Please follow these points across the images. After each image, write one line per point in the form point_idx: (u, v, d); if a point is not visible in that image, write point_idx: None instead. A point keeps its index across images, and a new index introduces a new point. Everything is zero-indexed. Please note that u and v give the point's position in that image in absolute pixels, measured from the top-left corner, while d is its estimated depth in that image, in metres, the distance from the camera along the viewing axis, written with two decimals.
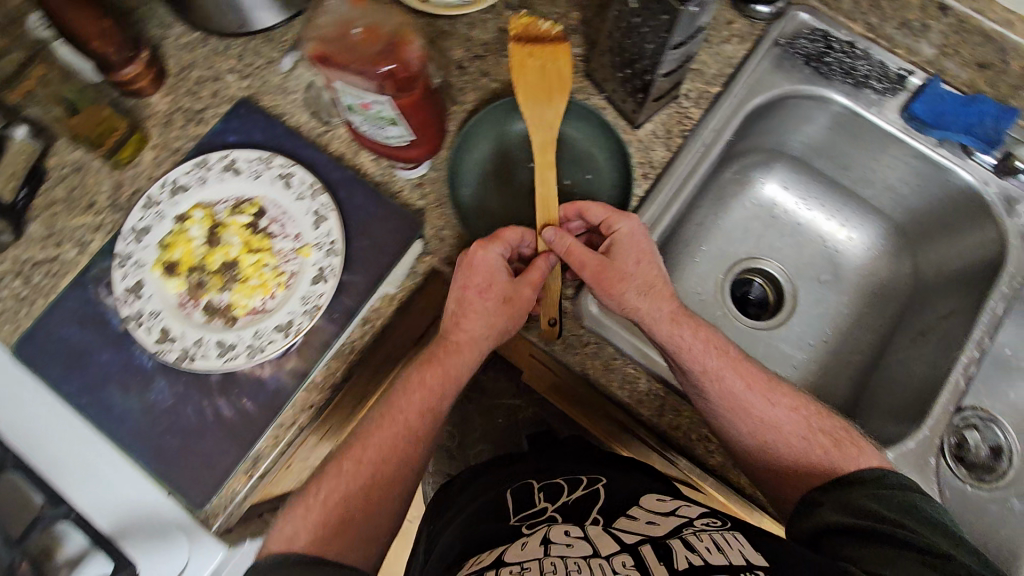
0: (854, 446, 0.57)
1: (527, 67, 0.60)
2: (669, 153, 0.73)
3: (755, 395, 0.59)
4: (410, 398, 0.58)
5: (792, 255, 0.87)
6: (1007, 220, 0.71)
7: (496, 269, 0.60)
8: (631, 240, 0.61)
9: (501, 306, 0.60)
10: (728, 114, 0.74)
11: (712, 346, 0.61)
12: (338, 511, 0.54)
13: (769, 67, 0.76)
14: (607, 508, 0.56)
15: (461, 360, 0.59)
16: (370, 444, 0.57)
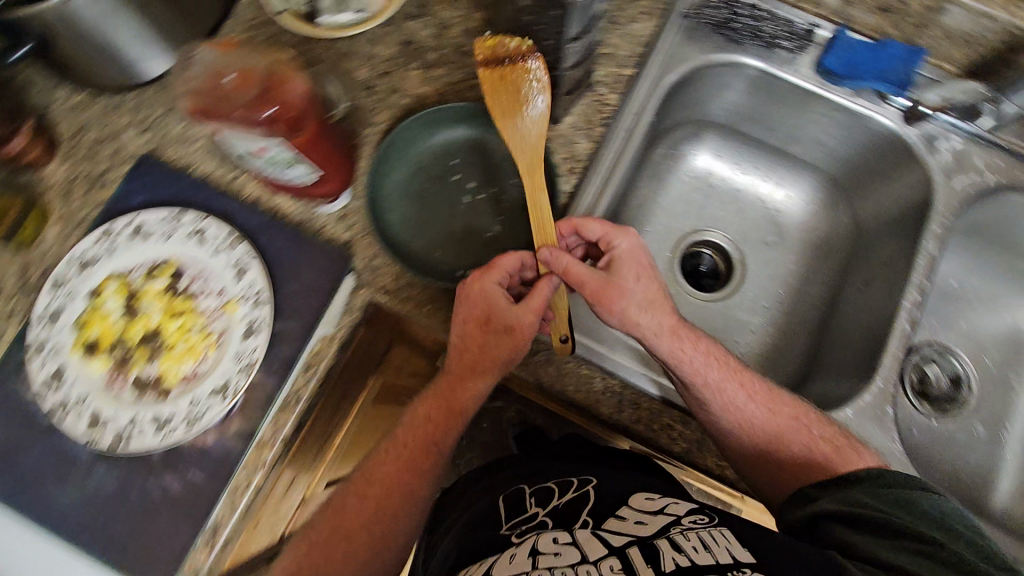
0: (856, 451, 0.56)
1: (501, 89, 0.59)
2: (593, 143, 0.71)
3: (757, 405, 0.59)
4: (414, 429, 0.60)
5: (735, 222, 0.87)
6: (930, 158, 0.72)
7: (500, 298, 0.58)
8: (630, 256, 0.61)
9: (503, 338, 0.57)
10: (647, 94, 0.72)
11: (712, 358, 0.60)
12: (342, 545, 0.57)
13: (679, 41, 0.75)
14: (598, 511, 0.54)
15: (468, 392, 0.59)
16: (374, 480, 0.59)
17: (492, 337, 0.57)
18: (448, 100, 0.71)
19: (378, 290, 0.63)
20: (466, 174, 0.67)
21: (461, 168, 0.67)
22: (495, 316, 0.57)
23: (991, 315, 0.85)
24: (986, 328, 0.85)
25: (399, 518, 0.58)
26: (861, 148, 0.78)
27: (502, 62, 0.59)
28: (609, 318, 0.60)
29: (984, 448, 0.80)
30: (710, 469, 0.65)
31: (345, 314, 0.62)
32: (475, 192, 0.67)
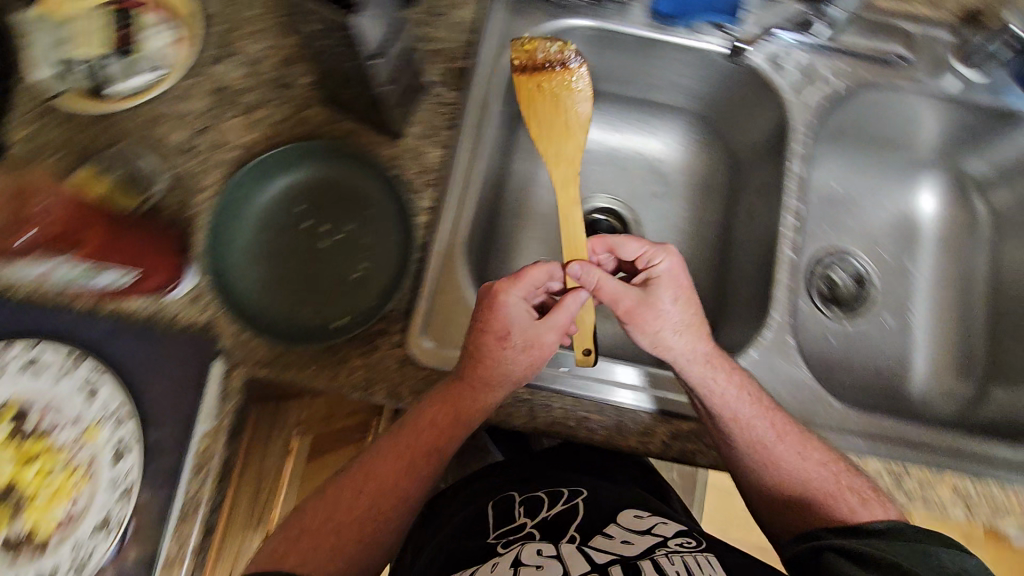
0: (881, 506, 0.55)
1: (536, 98, 0.65)
2: (443, 149, 0.67)
3: (786, 445, 0.58)
4: (419, 429, 0.57)
5: (618, 183, 0.86)
6: (778, 78, 0.72)
7: (522, 312, 0.58)
8: (667, 279, 0.61)
9: (524, 350, 0.57)
10: (487, 85, 0.69)
11: (746, 392, 0.59)
12: (330, 534, 0.55)
13: (506, 19, 0.71)
14: (586, 525, 0.58)
15: (476, 400, 0.57)
16: (372, 475, 0.57)
17: (508, 351, 0.57)
18: (279, 142, 0.65)
19: (254, 365, 0.58)
20: (316, 219, 0.63)
21: (309, 214, 0.63)
22: (516, 327, 0.57)
23: (873, 208, 0.87)
24: (874, 223, 0.86)
25: (395, 513, 0.57)
26: (716, 83, 0.78)
27: (534, 71, 0.64)
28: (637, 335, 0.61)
29: (895, 337, 0.81)
30: (634, 449, 0.62)
31: (222, 402, 0.58)
32: (329, 235, 0.63)
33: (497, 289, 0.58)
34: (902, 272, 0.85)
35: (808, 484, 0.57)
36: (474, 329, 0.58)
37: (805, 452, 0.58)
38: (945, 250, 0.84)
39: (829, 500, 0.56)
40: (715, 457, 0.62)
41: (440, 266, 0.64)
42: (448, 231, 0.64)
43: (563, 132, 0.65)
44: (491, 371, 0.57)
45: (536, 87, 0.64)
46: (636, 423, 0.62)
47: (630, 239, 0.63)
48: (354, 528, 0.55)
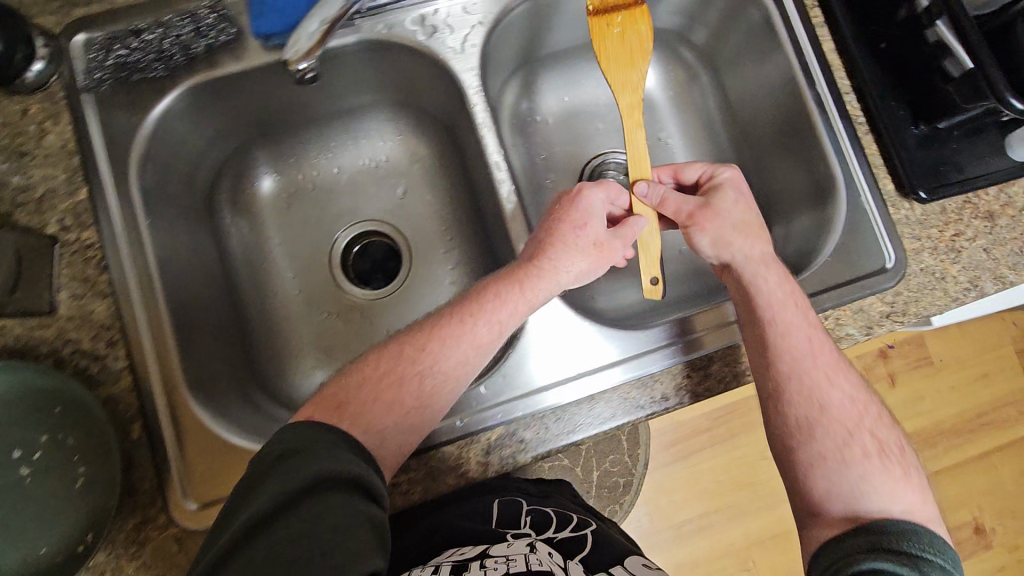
0: (904, 466, 0.54)
1: (607, 35, 0.63)
2: (108, 298, 0.58)
3: (827, 367, 0.57)
4: (485, 294, 0.57)
5: (359, 204, 0.79)
6: (429, 43, 0.64)
7: (598, 212, 0.61)
8: (730, 189, 0.64)
9: (590, 247, 0.60)
10: (118, 207, 0.60)
11: (796, 302, 0.58)
12: (387, 390, 0.52)
13: (105, 121, 0.60)
14: (593, 550, 0.60)
15: (547, 278, 0.57)
16: (432, 332, 0.54)
17: (572, 237, 0.59)
18: None
19: None
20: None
21: None
22: (589, 219, 0.61)
23: (606, 102, 0.82)
24: (613, 114, 0.82)
25: (447, 394, 0.53)
26: (378, 69, 0.70)
27: (607, 10, 0.63)
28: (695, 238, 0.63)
29: None
30: (456, 485, 0.58)
31: None
32: (25, 457, 0.52)
33: (582, 186, 0.62)
34: (662, 147, 0.81)
35: (829, 410, 0.55)
36: (553, 218, 0.61)
37: (840, 381, 0.56)
38: (683, 108, 0.81)
39: (844, 436, 0.54)
40: (535, 451, 0.58)
41: (172, 420, 0.57)
42: (157, 380, 0.57)
43: (631, 64, 0.63)
44: (558, 257, 0.58)
45: (613, 31, 0.63)
46: (444, 461, 0.57)
47: (690, 164, 0.66)
48: (410, 391, 0.52)
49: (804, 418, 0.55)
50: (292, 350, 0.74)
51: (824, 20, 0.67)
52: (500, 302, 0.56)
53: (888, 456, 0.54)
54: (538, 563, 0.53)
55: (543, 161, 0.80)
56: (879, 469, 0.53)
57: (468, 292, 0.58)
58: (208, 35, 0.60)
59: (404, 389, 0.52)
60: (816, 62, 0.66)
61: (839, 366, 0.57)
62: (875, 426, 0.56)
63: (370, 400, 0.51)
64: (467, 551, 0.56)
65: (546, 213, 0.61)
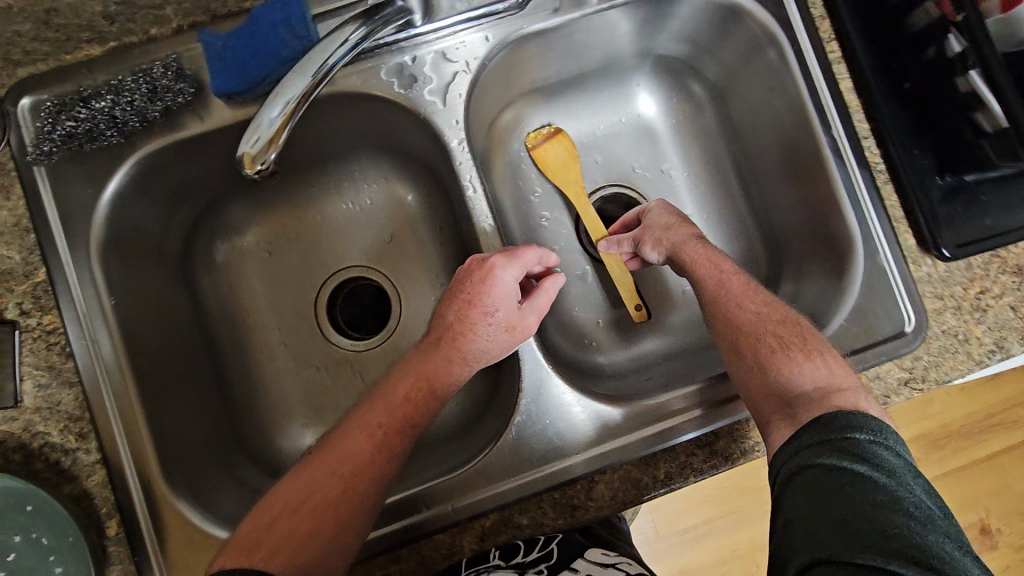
0: (822, 355, 0.54)
1: (548, 158, 0.72)
2: (76, 387, 0.55)
3: (734, 292, 0.59)
4: (392, 399, 0.55)
5: (341, 249, 0.75)
6: (407, 93, 0.60)
7: (508, 291, 0.58)
8: (666, 213, 0.66)
9: (504, 331, 0.57)
10: (80, 288, 0.56)
11: (710, 254, 0.61)
12: (301, 523, 0.49)
13: (62, 194, 0.56)
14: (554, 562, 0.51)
15: (452, 373, 0.57)
16: (341, 453, 0.53)
17: (478, 326, 0.57)
18: None
19: None
20: None
21: None
22: (497, 302, 0.57)
23: (604, 133, 0.76)
24: (612, 145, 0.76)
25: (368, 508, 0.52)
26: (356, 115, 0.64)
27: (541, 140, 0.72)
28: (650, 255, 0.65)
29: None
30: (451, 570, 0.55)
31: None
32: None
33: (490, 264, 0.57)
34: (665, 181, 0.75)
35: (742, 325, 0.57)
36: (460, 302, 0.58)
37: (750, 300, 0.58)
38: (686, 138, 0.75)
39: (753, 340, 0.56)
40: (532, 534, 0.56)
41: (150, 513, 0.55)
42: (133, 470, 0.55)
43: (572, 175, 0.72)
44: (471, 345, 0.57)
45: (552, 151, 0.72)
46: (437, 549, 0.55)
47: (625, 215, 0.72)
48: (328, 513, 0.50)
49: (725, 339, 0.58)
50: (281, 412, 0.70)
51: (842, 56, 0.61)
52: (408, 407, 0.55)
53: (800, 349, 0.54)
54: None
55: (536, 201, 0.75)
56: (784, 359, 0.54)
57: (375, 395, 0.56)
58: (164, 97, 0.56)
59: (321, 504, 0.50)
60: (832, 102, 0.61)
61: (747, 288, 0.59)
62: (787, 331, 0.56)
63: (286, 536, 0.49)
64: None
65: (454, 295, 0.59)
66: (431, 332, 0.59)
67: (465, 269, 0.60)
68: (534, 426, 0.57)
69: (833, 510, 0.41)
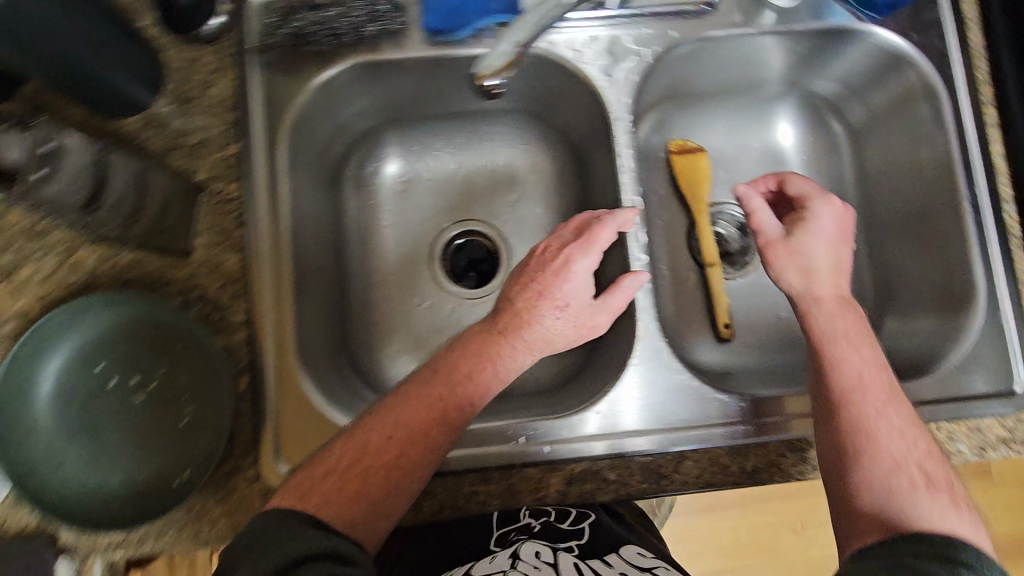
0: (964, 513, 0.48)
1: (684, 171, 0.77)
2: (240, 253, 0.60)
3: (881, 396, 0.53)
4: (455, 373, 0.56)
5: (468, 202, 0.79)
6: (585, 65, 0.65)
7: (581, 284, 0.60)
8: (823, 252, 0.60)
9: (570, 322, 0.59)
10: (265, 169, 0.62)
11: (863, 339, 0.56)
12: (352, 484, 0.51)
13: (271, 84, 0.63)
14: (588, 550, 0.66)
15: (515, 360, 0.58)
16: (401, 420, 0.54)
17: (546, 312, 0.59)
18: (57, 300, 0.58)
19: (105, 547, 0.55)
20: (125, 371, 0.57)
21: (113, 368, 0.57)
22: (568, 293, 0.59)
23: (738, 153, 0.80)
24: (743, 166, 0.80)
25: (426, 463, 0.53)
26: (527, 79, 0.70)
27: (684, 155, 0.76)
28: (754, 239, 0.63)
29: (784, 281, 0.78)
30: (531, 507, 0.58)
31: None
32: (145, 382, 0.57)
33: (566, 256, 0.60)
34: None
35: (878, 441, 0.51)
36: (532, 289, 0.60)
37: (895, 411, 0.52)
38: (815, 175, 0.77)
39: (892, 465, 0.50)
40: (614, 492, 0.58)
41: (276, 383, 0.59)
42: (270, 339, 0.60)
43: (698, 196, 0.76)
44: (535, 335, 0.59)
45: (688, 166, 0.76)
46: (524, 481, 0.57)
47: (788, 184, 0.66)
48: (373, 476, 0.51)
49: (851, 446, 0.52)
50: (385, 334, 0.74)
51: (999, 122, 0.66)
52: (472, 382, 0.56)
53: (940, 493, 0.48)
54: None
55: (657, 201, 0.79)
56: (927, 499, 0.48)
57: (440, 366, 0.57)
58: (381, 19, 0.62)
59: (373, 466, 0.52)
60: (979, 160, 0.65)
61: (888, 396, 0.53)
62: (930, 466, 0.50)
63: (335, 492, 0.50)
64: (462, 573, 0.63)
65: (527, 280, 0.60)
66: (497, 315, 0.60)
67: (540, 254, 0.62)
68: (630, 392, 0.61)
69: None
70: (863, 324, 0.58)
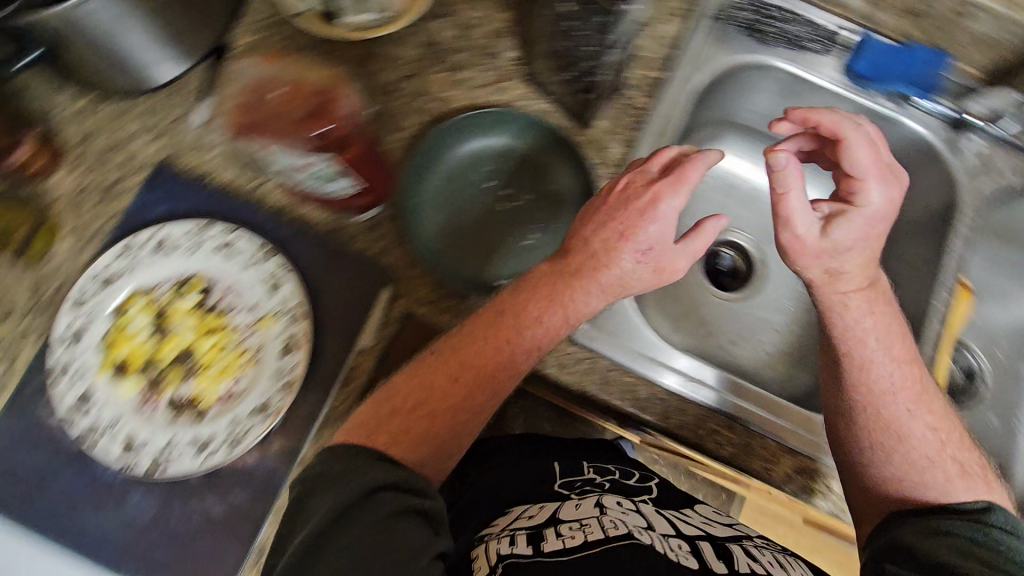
0: (984, 483, 0.53)
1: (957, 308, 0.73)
2: (625, 149, 0.68)
3: (906, 399, 0.54)
4: (514, 312, 0.53)
5: (754, 220, 0.84)
6: (953, 159, 0.70)
7: (670, 222, 0.52)
8: (860, 252, 0.54)
9: (649, 273, 0.53)
10: (676, 102, 0.69)
11: (894, 335, 0.55)
12: (417, 423, 0.51)
13: (710, 44, 0.72)
14: (664, 499, 0.57)
15: (587, 305, 0.53)
16: (457, 356, 0.52)
17: (625, 254, 0.52)
18: (475, 106, 0.68)
19: (417, 301, 0.61)
20: (501, 181, 0.67)
21: (496, 176, 0.67)
22: (652, 235, 0.52)
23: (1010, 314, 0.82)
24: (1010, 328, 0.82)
25: (489, 397, 0.53)
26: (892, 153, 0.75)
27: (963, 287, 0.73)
28: (780, 232, 0.55)
29: (1000, 439, 0.79)
30: (756, 474, 0.61)
31: (382, 324, 0.60)
32: (511, 198, 0.66)
33: (655, 194, 0.52)
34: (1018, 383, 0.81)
35: (908, 440, 0.54)
36: (599, 223, 0.53)
37: (923, 411, 0.54)
38: None
39: (924, 464, 0.53)
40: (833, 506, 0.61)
41: None
42: None
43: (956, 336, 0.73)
44: (609, 280, 0.52)
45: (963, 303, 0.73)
46: (763, 448, 0.61)
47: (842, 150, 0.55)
48: (433, 411, 0.51)
49: (878, 443, 0.54)
50: None
51: None
52: (533, 325, 0.52)
53: (972, 477, 0.53)
54: (614, 525, 0.49)
55: None
56: (962, 487, 0.52)
57: (499, 308, 0.54)
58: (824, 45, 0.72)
59: (430, 394, 0.52)
60: None
61: (920, 394, 0.54)
62: (956, 447, 0.54)
63: (402, 431, 0.50)
64: (536, 519, 0.53)
65: (603, 219, 0.53)
66: (564, 253, 0.54)
67: (618, 187, 0.54)
68: None
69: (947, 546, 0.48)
70: (891, 307, 0.56)
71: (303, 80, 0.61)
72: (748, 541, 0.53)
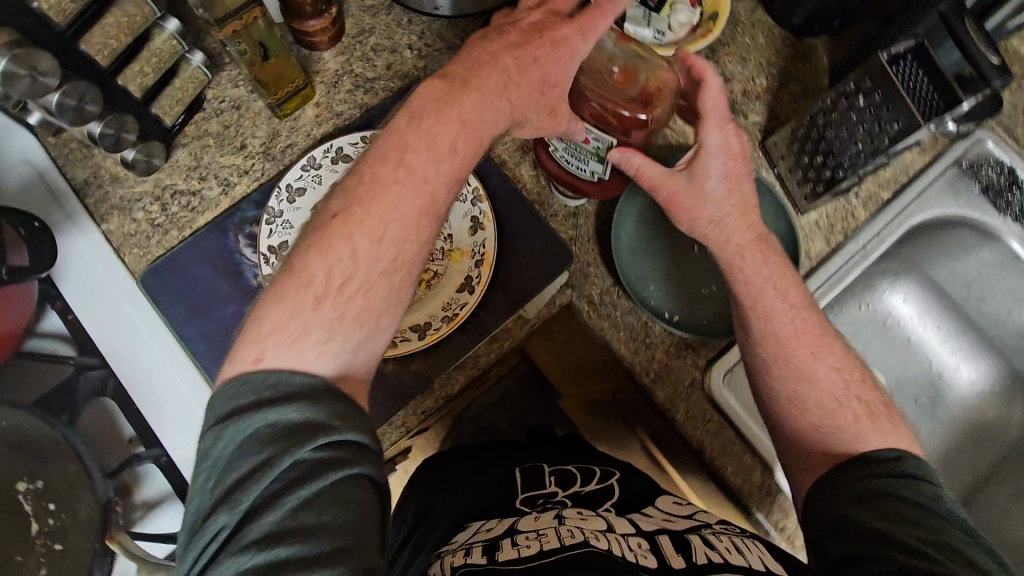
0: (890, 420, 0.49)
1: None
2: (826, 248, 0.69)
3: (801, 342, 0.51)
4: (438, 144, 0.46)
5: (896, 368, 0.76)
6: None
7: (569, 71, 0.51)
8: (727, 193, 0.54)
9: (546, 114, 0.51)
10: (896, 229, 0.70)
11: (777, 279, 0.53)
12: (351, 306, 0.42)
13: (943, 189, 0.71)
14: (624, 502, 0.55)
15: (493, 120, 0.48)
16: (371, 196, 0.44)
17: (534, 78, 0.49)
18: None
19: (582, 297, 0.64)
20: None
21: None
22: (555, 71, 0.50)
23: None
24: None
25: (418, 248, 0.45)
26: None
27: None
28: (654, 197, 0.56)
29: None
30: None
31: (546, 304, 0.65)
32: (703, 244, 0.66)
33: (559, 35, 0.50)
34: None
35: (817, 381, 0.50)
36: (490, 51, 0.49)
37: (819, 352, 0.51)
38: None
39: (832, 410, 0.49)
40: None
41: None
42: None
43: None
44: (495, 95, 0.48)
45: None
46: None
47: (700, 95, 0.54)
48: (352, 257, 0.43)
49: (789, 391, 0.51)
50: None
51: None
52: (442, 144, 0.46)
53: (878, 414, 0.49)
54: (572, 534, 0.45)
55: None
56: (873, 429, 0.48)
57: (410, 134, 0.46)
58: None
59: (361, 248, 0.43)
60: None
61: (816, 331, 0.52)
62: (858, 387, 0.51)
63: (328, 316, 0.41)
64: (494, 531, 0.51)
65: (500, 46, 0.50)
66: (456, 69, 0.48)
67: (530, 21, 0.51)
68: None
69: (873, 506, 0.42)
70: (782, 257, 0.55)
71: (636, 65, 0.53)
72: (703, 530, 0.48)
